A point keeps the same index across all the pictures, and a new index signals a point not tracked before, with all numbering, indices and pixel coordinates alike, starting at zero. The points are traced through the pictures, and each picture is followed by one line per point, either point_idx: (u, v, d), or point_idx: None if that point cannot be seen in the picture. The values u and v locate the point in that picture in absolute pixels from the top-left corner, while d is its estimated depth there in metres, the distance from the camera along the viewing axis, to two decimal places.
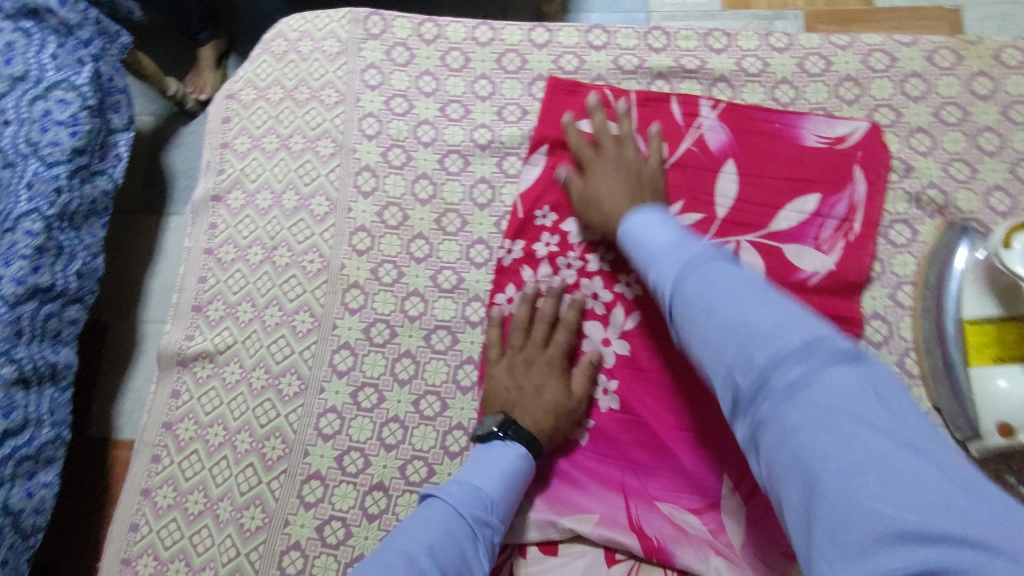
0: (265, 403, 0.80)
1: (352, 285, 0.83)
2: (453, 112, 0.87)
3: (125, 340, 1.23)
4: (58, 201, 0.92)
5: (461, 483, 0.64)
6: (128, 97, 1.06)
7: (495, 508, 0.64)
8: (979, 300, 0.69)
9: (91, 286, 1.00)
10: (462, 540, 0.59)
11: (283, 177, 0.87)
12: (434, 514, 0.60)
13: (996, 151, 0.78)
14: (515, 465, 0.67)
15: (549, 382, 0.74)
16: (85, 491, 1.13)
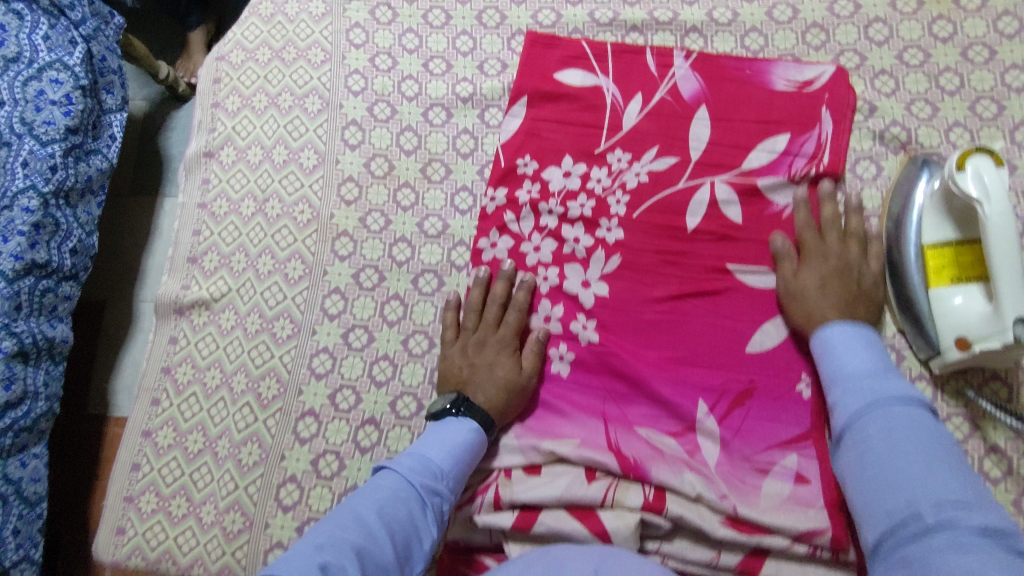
0: (260, 346, 0.83)
1: (341, 233, 0.86)
2: (435, 67, 0.91)
3: (119, 318, 1.26)
4: (54, 178, 0.94)
5: (413, 454, 0.67)
6: (121, 78, 1.08)
7: (445, 478, 0.67)
8: (937, 224, 0.72)
9: (84, 262, 1.01)
10: (411, 505, 0.62)
11: (273, 133, 0.90)
12: (386, 482, 0.64)
13: (957, 90, 0.81)
14: (466, 439, 0.70)
15: (499, 359, 0.76)
16: (84, 464, 1.18)
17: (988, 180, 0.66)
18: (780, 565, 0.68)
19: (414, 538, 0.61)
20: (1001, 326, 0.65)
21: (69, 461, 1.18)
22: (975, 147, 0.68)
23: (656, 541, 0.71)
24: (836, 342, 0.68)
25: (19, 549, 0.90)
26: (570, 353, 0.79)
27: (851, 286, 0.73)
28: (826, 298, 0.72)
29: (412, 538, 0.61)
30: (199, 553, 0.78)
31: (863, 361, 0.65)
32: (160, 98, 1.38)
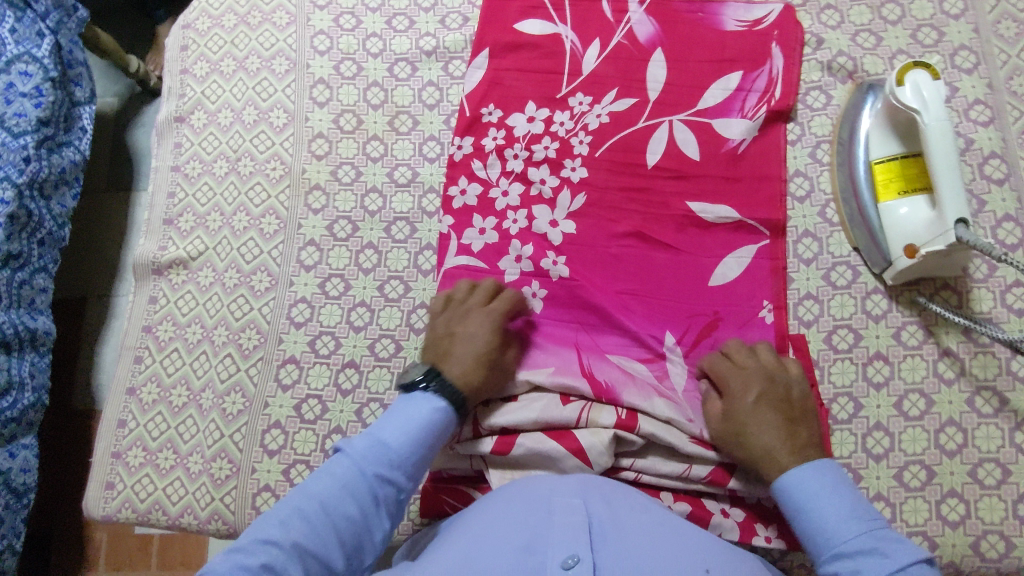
0: (239, 299, 0.85)
1: (313, 187, 0.88)
2: (399, 24, 0.93)
3: (97, 317, 1.27)
4: (27, 169, 0.96)
5: (369, 437, 0.63)
6: (89, 69, 1.10)
7: (402, 463, 0.63)
8: (883, 141, 0.76)
9: (52, 256, 1.02)
10: (362, 500, 0.61)
11: (242, 95, 0.92)
12: (337, 470, 0.61)
13: (899, 20, 0.85)
14: (427, 420, 0.65)
15: (482, 332, 0.73)
16: (77, 457, 1.22)
17: (925, 92, 0.70)
18: (749, 473, 0.71)
19: (366, 532, 0.61)
20: (944, 228, 0.68)
21: (60, 461, 1.22)
22: (913, 62, 0.72)
23: (630, 458, 0.73)
24: (803, 495, 0.62)
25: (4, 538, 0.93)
26: (542, 290, 0.81)
27: (779, 395, 0.69)
28: (755, 416, 0.68)
29: (364, 533, 0.61)
30: (188, 501, 0.79)
31: (841, 532, 0.59)
32: (130, 91, 1.37)
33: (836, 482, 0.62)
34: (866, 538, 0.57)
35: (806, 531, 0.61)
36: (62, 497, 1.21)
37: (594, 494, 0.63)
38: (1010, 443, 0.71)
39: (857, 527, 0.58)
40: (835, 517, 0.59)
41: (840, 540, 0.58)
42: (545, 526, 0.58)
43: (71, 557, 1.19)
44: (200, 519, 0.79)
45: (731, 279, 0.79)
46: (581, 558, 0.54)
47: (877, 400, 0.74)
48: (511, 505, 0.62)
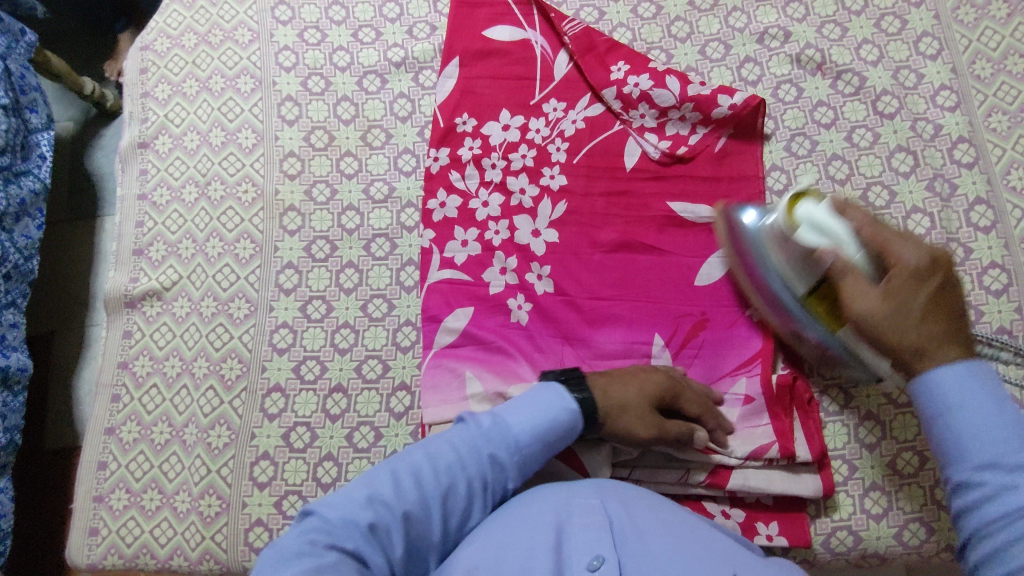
0: (218, 328, 0.82)
1: (288, 209, 0.86)
2: (365, 36, 0.91)
3: (66, 351, 1.23)
4: None
5: (495, 416, 0.63)
6: (43, 95, 1.06)
7: (518, 452, 0.62)
8: (797, 273, 0.68)
9: (21, 289, 0.99)
10: (471, 479, 0.59)
11: (207, 117, 0.89)
12: (454, 442, 0.60)
13: (862, 10, 0.86)
14: (553, 418, 0.63)
15: (639, 383, 0.70)
16: (56, 500, 1.18)
17: (828, 224, 0.63)
18: (745, 474, 0.71)
19: (467, 510, 0.59)
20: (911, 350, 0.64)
21: (39, 505, 1.17)
22: (796, 193, 0.67)
23: (626, 467, 0.73)
24: (949, 395, 0.52)
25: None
26: (527, 302, 0.79)
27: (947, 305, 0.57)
28: (896, 306, 0.57)
29: (465, 511, 0.59)
30: (178, 542, 0.77)
31: (992, 435, 0.50)
32: (88, 115, 1.33)
33: (986, 400, 0.51)
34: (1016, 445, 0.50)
35: (944, 429, 0.52)
36: (43, 542, 1.16)
37: (608, 492, 0.61)
38: None
39: (1014, 436, 0.50)
40: (982, 432, 0.51)
41: (994, 447, 0.50)
42: (564, 529, 0.56)
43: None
44: (191, 560, 0.76)
45: (716, 279, 0.78)
46: (606, 558, 0.53)
47: (867, 391, 0.74)
48: (522, 507, 0.60)
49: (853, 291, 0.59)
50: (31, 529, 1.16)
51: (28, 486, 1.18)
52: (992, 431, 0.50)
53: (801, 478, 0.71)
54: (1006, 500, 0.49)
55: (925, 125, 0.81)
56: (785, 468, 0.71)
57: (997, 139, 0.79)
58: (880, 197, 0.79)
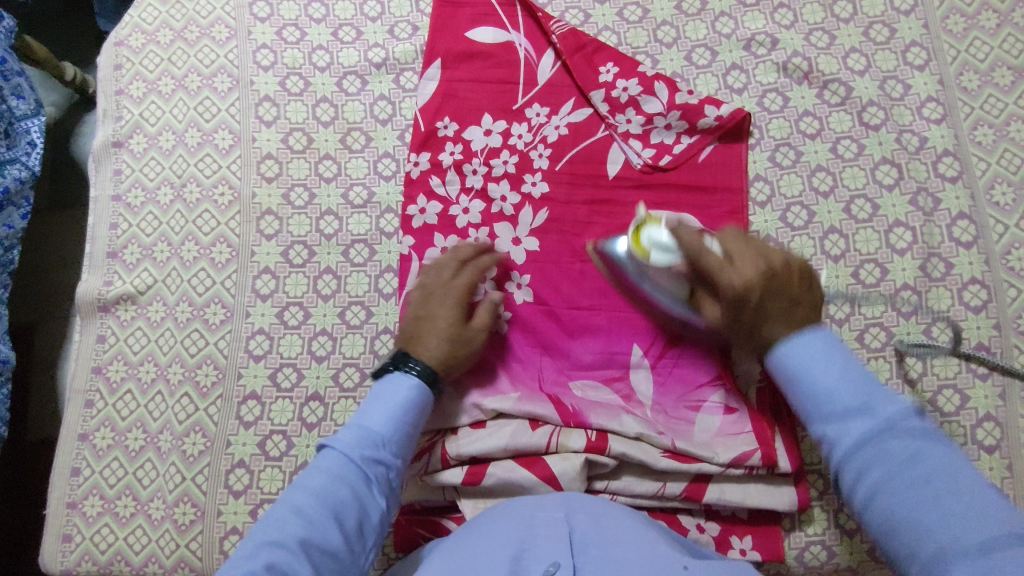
0: (193, 334, 0.82)
1: (265, 212, 0.84)
2: (345, 35, 0.89)
3: (48, 343, 1.19)
4: None
5: (353, 426, 0.65)
6: (27, 80, 1.03)
7: (386, 445, 0.64)
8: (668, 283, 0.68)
9: (5, 280, 0.98)
10: (354, 482, 0.61)
11: (183, 116, 0.88)
12: (323, 464, 0.61)
13: (851, 18, 0.84)
14: (402, 405, 0.66)
15: (448, 313, 0.72)
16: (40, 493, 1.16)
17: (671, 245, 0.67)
18: (722, 487, 0.70)
19: (363, 514, 0.60)
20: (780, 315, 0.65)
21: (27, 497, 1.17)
22: (637, 223, 0.70)
23: (603, 480, 0.72)
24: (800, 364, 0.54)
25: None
26: (506, 312, 0.78)
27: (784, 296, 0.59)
28: (736, 317, 0.60)
29: (361, 515, 0.60)
30: (152, 549, 0.76)
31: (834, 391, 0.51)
32: (68, 100, 1.30)
33: (832, 379, 0.51)
34: (858, 394, 0.50)
35: (809, 403, 0.52)
36: (29, 534, 1.16)
37: (577, 508, 0.62)
38: (971, 440, 0.71)
39: (856, 394, 0.50)
40: (831, 390, 0.51)
41: (843, 410, 0.50)
42: (529, 540, 0.57)
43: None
44: (165, 568, 0.76)
45: None
46: (561, 563, 0.54)
47: None
48: (497, 523, 0.61)
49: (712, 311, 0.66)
50: (16, 523, 1.16)
51: (12, 479, 1.18)
52: (848, 412, 0.50)
53: (780, 490, 0.70)
54: (862, 458, 0.48)
55: (910, 137, 0.80)
56: (763, 481, 0.70)
57: (982, 153, 0.79)
58: (864, 210, 0.78)
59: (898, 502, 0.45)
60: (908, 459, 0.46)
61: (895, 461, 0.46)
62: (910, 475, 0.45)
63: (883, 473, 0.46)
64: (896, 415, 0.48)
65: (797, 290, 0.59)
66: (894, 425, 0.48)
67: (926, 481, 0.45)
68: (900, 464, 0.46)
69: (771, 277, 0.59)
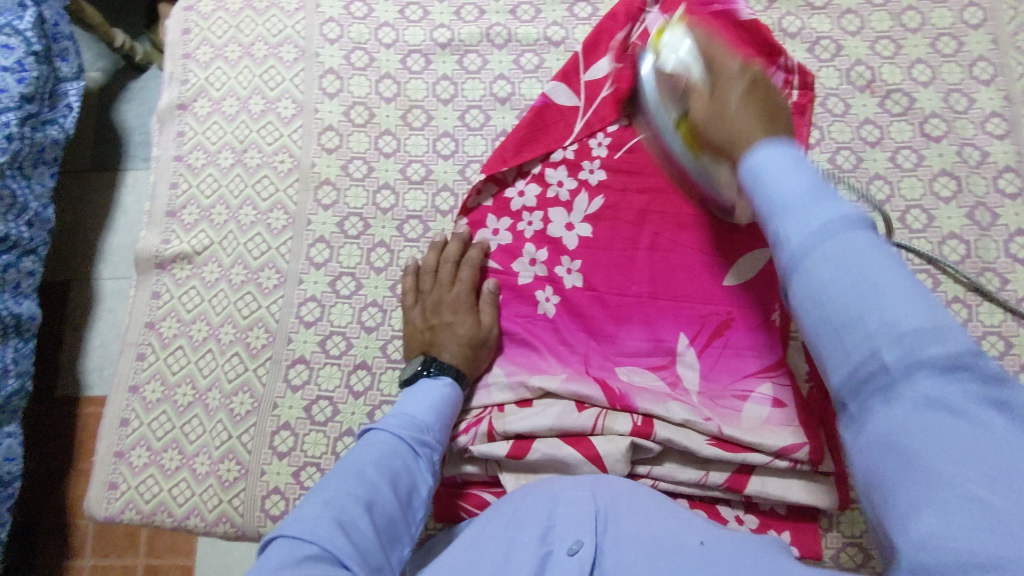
0: (246, 297, 0.83)
1: (323, 182, 0.86)
2: (412, 14, 0.90)
3: (82, 299, 1.22)
4: (10, 148, 0.92)
5: (397, 411, 0.68)
6: (74, 44, 1.05)
7: (430, 430, 0.68)
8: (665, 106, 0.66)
9: (42, 237, 1.00)
10: (405, 458, 0.64)
11: (248, 83, 0.89)
12: (374, 442, 0.64)
13: (918, 28, 0.84)
14: (443, 396, 0.71)
15: (459, 317, 0.76)
16: (59, 445, 1.16)
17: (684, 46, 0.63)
18: (764, 480, 0.70)
19: (412, 485, 0.63)
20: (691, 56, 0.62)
21: (51, 444, 1.16)
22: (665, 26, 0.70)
23: (646, 465, 0.73)
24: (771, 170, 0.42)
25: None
26: (556, 294, 0.79)
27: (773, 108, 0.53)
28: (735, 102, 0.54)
29: (411, 486, 0.63)
30: (195, 503, 0.78)
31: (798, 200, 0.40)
32: (117, 66, 1.32)
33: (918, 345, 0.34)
34: (806, 195, 0.40)
35: (765, 211, 0.42)
36: (52, 487, 1.15)
37: (603, 487, 0.61)
38: None
39: (804, 181, 0.41)
40: (794, 191, 0.40)
41: (804, 217, 0.39)
42: (553, 517, 0.57)
43: (55, 550, 1.13)
44: (206, 522, 0.78)
45: (747, 281, 0.77)
46: (585, 542, 0.53)
47: None
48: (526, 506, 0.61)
49: (698, 90, 0.60)
50: (37, 478, 1.15)
51: (35, 425, 1.17)
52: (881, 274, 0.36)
53: (822, 487, 0.70)
54: (926, 377, 0.33)
55: (972, 151, 0.80)
56: (805, 479, 0.71)
57: None
58: (919, 220, 0.78)
59: (839, 302, 0.36)
60: (859, 257, 0.37)
61: (840, 246, 0.37)
62: (865, 304, 0.35)
63: (835, 288, 0.37)
64: (939, 322, 0.34)
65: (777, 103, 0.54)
66: (843, 228, 0.38)
67: (876, 286, 0.36)
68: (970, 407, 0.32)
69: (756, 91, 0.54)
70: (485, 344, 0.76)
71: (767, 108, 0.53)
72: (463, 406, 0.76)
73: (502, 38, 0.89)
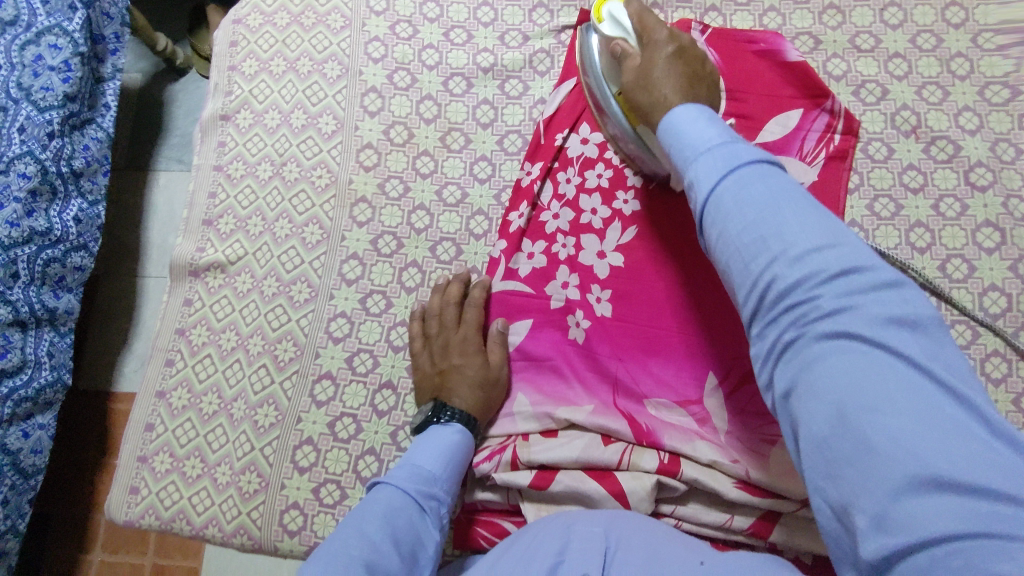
0: (277, 309, 0.83)
1: (359, 200, 0.86)
2: (456, 37, 0.91)
3: (108, 297, 1.24)
4: (50, 146, 0.94)
5: (404, 463, 0.68)
6: (123, 46, 1.06)
7: (437, 483, 0.68)
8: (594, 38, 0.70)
9: (93, 234, 1.02)
10: (411, 513, 0.64)
11: (291, 98, 0.90)
12: (379, 497, 0.64)
13: (967, 76, 0.83)
14: (452, 445, 0.71)
15: (466, 359, 0.75)
16: (77, 441, 1.17)
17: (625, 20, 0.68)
18: (790, 529, 0.68)
19: (417, 543, 0.63)
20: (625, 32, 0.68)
21: (69, 440, 1.17)
22: None
23: (670, 504, 0.72)
24: (694, 140, 0.53)
25: (7, 518, 0.90)
26: (585, 322, 0.78)
27: (697, 67, 0.65)
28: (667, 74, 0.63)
29: (416, 543, 0.63)
30: (214, 513, 0.78)
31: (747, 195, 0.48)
32: (157, 69, 1.33)
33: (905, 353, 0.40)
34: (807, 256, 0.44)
35: (688, 155, 0.53)
36: (66, 483, 1.15)
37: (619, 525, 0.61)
38: None
39: (717, 136, 0.52)
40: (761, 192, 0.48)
41: (707, 150, 0.51)
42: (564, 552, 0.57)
43: (66, 546, 1.13)
44: (224, 532, 0.78)
45: None
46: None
47: None
48: (537, 537, 0.61)
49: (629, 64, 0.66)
50: (52, 473, 1.16)
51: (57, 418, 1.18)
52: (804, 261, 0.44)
53: None
54: (821, 289, 0.43)
55: (1018, 203, 0.78)
56: None
57: None
58: (959, 270, 0.77)
59: (760, 236, 0.46)
60: (775, 201, 0.47)
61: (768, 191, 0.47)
62: (767, 226, 0.46)
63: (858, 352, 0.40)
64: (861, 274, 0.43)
65: (703, 70, 0.66)
66: (845, 285, 0.43)
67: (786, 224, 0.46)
68: (878, 325, 0.41)
69: (683, 50, 0.65)
70: (495, 383, 0.75)
71: (691, 75, 0.64)
72: (483, 432, 0.76)
73: (545, 65, 0.89)
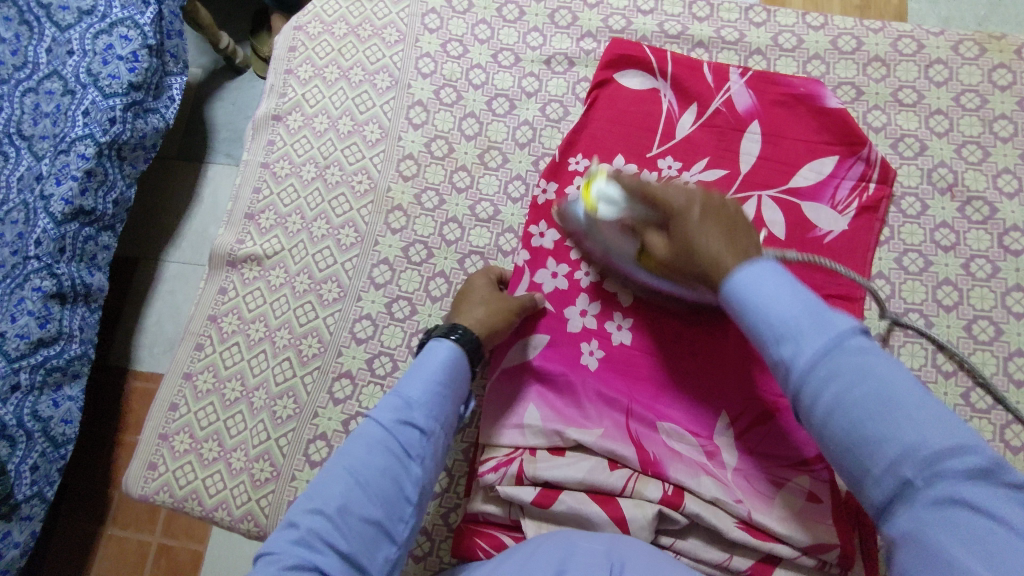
0: (305, 305, 0.86)
1: (395, 208, 0.89)
2: (504, 59, 0.94)
3: (147, 277, 1.29)
4: (111, 131, 0.97)
5: (389, 395, 0.65)
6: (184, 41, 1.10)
7: (420, 410, 0.64)
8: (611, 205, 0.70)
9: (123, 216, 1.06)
10: (389, 447, 0.61)
11: (341, 104, 0.94)
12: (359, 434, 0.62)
13: (1010, 138, 0.83)
14: (437, 369, 0.67)
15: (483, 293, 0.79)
16: (103, 415, 1.21)
17: (616, 194, 0.70)
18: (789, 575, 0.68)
19: (400, 478, 0.60)
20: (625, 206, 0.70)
21: (95, 416, 1.21)
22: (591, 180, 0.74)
23: (670, 537, 0.71)
24: (747, 290, 0.55)
25: (35, 484, 0.92)
26: (600, 349, 0.79)
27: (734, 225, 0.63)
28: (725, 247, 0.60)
29: (398, 479, 0.60)
30: (224, 496, 0.80)
31: (780, 308, 0.53)
32: (217, 64, 1.39)
33: (916, 401, 0.46)
34: (804, 316, 0.52)
35: (766, 329, 0.53)
36: (86, 456, 1.19)
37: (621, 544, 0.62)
38: None
39: (793, 299, 0.53)
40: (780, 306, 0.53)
41: (791, 312, 0.52)
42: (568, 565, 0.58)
43: (80, 514, 1.16)
44: (232, 517, 0.80)
45: None
46: None
47: None
48: (539, 551, 0.61)
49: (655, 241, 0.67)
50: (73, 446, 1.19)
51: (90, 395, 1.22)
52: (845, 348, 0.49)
53: None
54: (903, 450, 0.45)
55: None
56: None
57: None
58: (985, 331, 0.76)
59: (859, 412, 0.47)
60: (869, 363, 0.48)
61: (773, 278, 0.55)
62: (853, 375, 0.48)
63: (854, 386, 0.48)
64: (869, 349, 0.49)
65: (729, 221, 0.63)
66: (843, 342, 0.49)
67: (863, 369, 0.48)
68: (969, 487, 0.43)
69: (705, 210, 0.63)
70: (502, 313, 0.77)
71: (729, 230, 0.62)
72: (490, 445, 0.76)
73: None
